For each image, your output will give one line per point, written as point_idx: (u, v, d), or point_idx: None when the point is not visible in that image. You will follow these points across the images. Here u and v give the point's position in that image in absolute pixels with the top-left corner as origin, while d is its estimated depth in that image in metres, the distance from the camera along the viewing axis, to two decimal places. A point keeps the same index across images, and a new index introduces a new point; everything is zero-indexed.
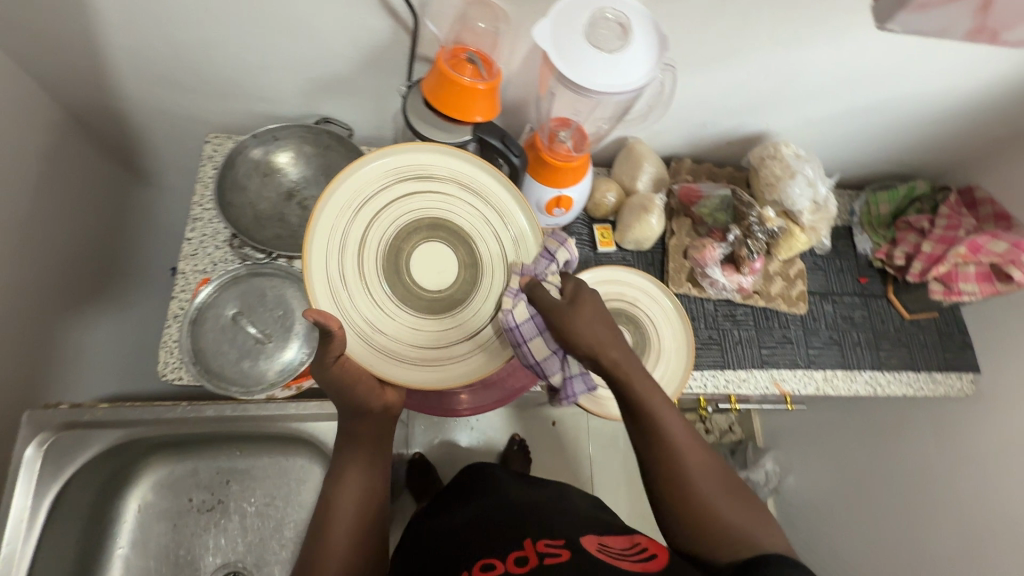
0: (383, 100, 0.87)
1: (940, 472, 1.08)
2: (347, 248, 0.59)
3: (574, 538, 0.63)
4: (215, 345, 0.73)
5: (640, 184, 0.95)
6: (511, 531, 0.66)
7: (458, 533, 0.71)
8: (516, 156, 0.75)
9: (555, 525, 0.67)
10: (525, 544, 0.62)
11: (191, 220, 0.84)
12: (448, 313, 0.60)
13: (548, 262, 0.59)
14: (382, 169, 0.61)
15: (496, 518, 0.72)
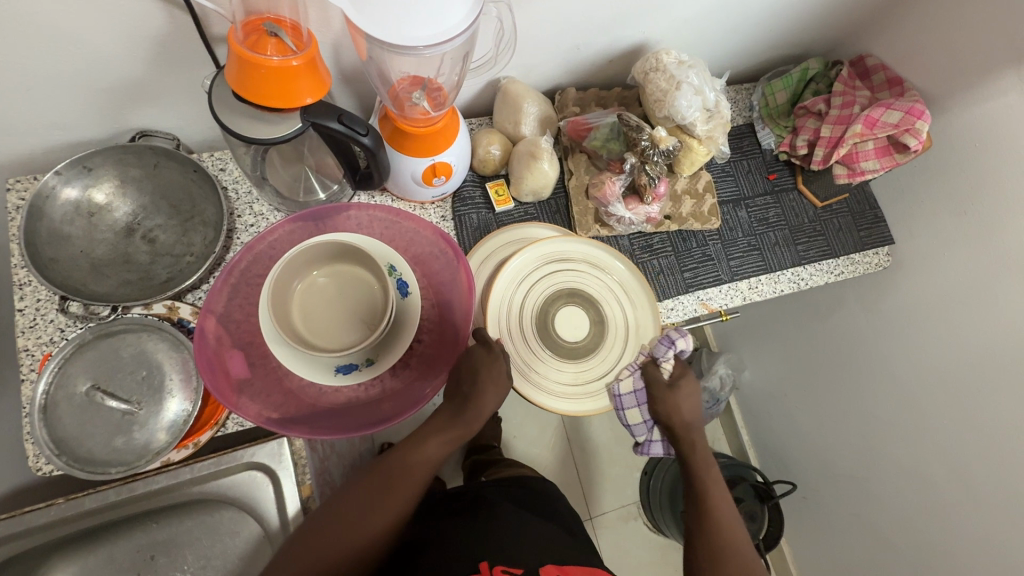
0: (203, 97, 0.74)
1: (874, 344, 1.11)
2: (524, 305, 0.83)
3: (533, 564, 0.61)
4: (76, 429, 0.64)
5: (524, 128, 0.87)
6: (468, 547, 0.64)
7: (411, 555, 0.67)
8: (364, 136, 0.65)
9: (516, 542, 0.64)
10: (481, 567, 0.60)
11: (16, 288, 0.71)
12: (582, 363, 0.83)
13: (668, 348, 0.78)
14: (534, 252, 0.84)
15: (450, 530, 0.68)
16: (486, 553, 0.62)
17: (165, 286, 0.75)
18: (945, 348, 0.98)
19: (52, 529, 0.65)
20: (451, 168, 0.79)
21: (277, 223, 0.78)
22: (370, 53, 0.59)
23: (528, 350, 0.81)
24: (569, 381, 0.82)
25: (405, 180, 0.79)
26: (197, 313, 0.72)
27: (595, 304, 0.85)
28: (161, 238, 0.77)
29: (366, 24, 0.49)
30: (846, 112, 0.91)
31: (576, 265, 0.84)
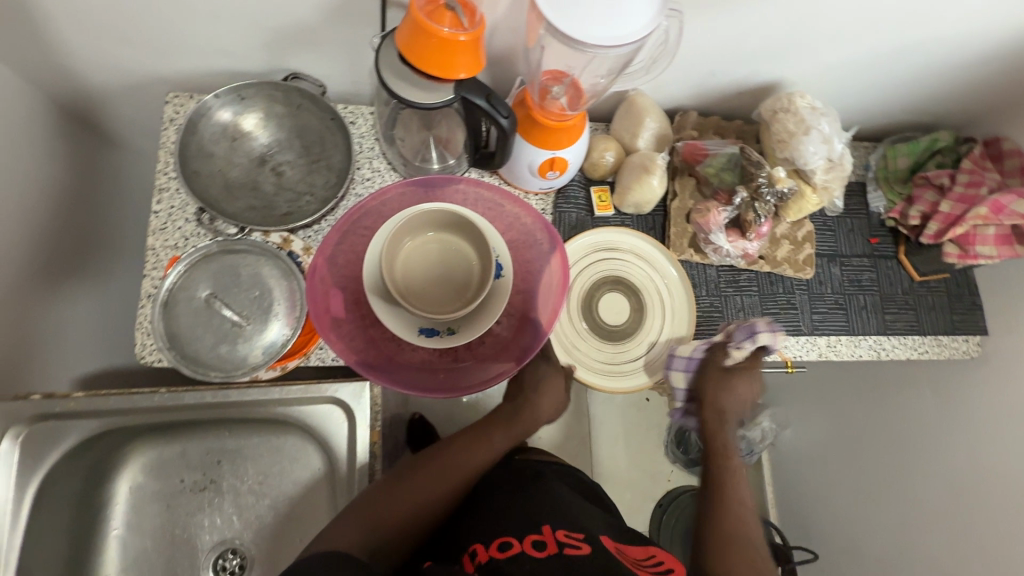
0: (357, 52, 0.79)
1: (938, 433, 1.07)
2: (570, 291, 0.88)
3: (592, 532, 0.64)
4: (189, 329, 0.70)
5: (641, 141, 0.88)
6: (530, 510, 0.67)
7: (469, 513, 0.71)
8: (504, 117, 0.68)
9: (571, 509, 0.68)
10: (543, 530, 0.63)
11: (157, 191, 0.78)
12: (621, 345, 0.88)
13: (747, 339, 0.80)
14: (583, 244, 0.89)
15: (504, 493, 0.72)
16: (546, 519, 0.65)
17: (282, 218, 0.81)
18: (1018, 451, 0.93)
19: (147, 415, 0.70)
20: (568, 165, 0.81)
21: (391, 184, 0.82)
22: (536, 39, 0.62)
23: (569, 331, 0.87)
24: (606, 360, 0.87)
25: (521, 168, 0.82)
26: (306, 250, 0.77)
27: (637, 292, 0.89)
28: (287, 173, 0.83)
29: (555, 19, 0.52)
30: (972, 192, 0.88)
31: (622, 256, 0.89)
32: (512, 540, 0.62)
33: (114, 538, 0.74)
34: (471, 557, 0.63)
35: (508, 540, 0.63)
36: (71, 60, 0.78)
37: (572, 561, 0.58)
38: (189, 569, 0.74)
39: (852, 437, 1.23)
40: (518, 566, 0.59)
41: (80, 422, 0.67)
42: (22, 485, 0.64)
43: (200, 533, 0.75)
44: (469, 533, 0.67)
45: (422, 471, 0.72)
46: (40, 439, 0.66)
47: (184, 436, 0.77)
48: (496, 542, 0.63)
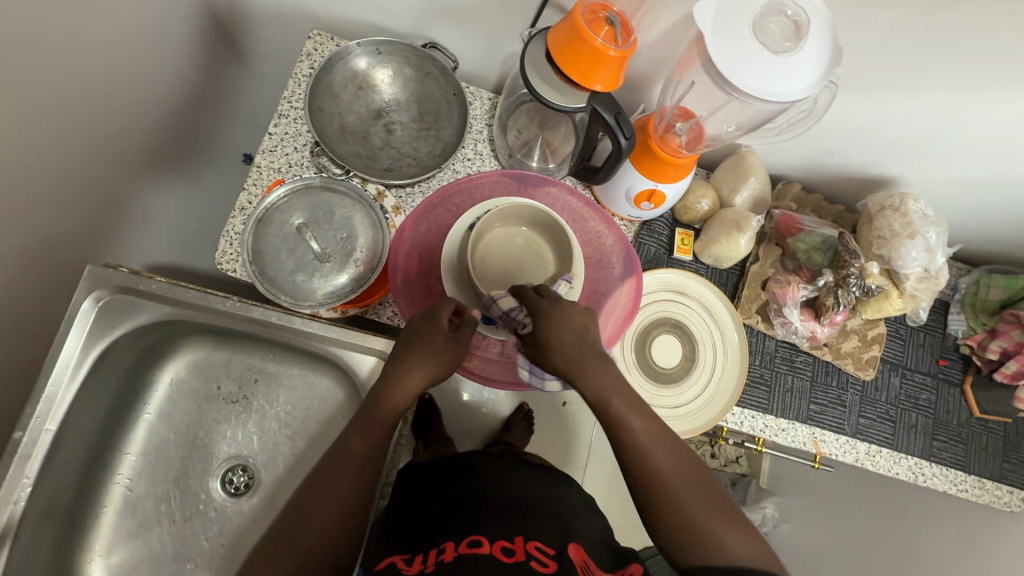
0: (498, 39, 0.81)
1: None
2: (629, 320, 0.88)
3: (565, 543, 0.62)
4: (273, 251, 0.73)
5: (738, 198, 0.88)
6: (510, 515, 0.65)
7: (433, 514, 0.68)
8: (625, 138, 0.70)
9: (547, 517, 0.66)
10: (516, 538, 0.61)
11: (278, 115, 0.82)
12: (663, 389, 0.85)
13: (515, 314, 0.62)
14: (655, 279, 0.89)
15: (477, 495, 0.70)
16: (525, 528, 0.63)
17: (382, 173, 0.83)
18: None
19: (217, 317, 0.72)
20: (664, 200, 0.81)
21: (489, 171, 0.83)
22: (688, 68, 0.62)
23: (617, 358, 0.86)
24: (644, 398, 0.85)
25: (618, 192, 0.83)
26: (396, 209, 0.80)
27: (693, 342, 0.87)
28: (397, 132, 0.85)
29: (719, 58, 0.53)
30: None
31: (689, 303, 0.88)
32: (482, 540, 0.61)
33: (144, 421, 0.77)
34: (427, 555, 0.60)
35: (478, 539, 0.61)
36: None
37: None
38: (199, 471, 0.77)
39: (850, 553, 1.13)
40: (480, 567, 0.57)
41: (158, 304, 0.71)
42: (88, 345, 0.68)
43: (219, 442, 0.78)
44: (425, 534, 0.64)
45: (324, 479, 0.61)
46: (115, 309, 0.69)
47: (234, 347, 0.80)
48: (465, 539, 0.61)
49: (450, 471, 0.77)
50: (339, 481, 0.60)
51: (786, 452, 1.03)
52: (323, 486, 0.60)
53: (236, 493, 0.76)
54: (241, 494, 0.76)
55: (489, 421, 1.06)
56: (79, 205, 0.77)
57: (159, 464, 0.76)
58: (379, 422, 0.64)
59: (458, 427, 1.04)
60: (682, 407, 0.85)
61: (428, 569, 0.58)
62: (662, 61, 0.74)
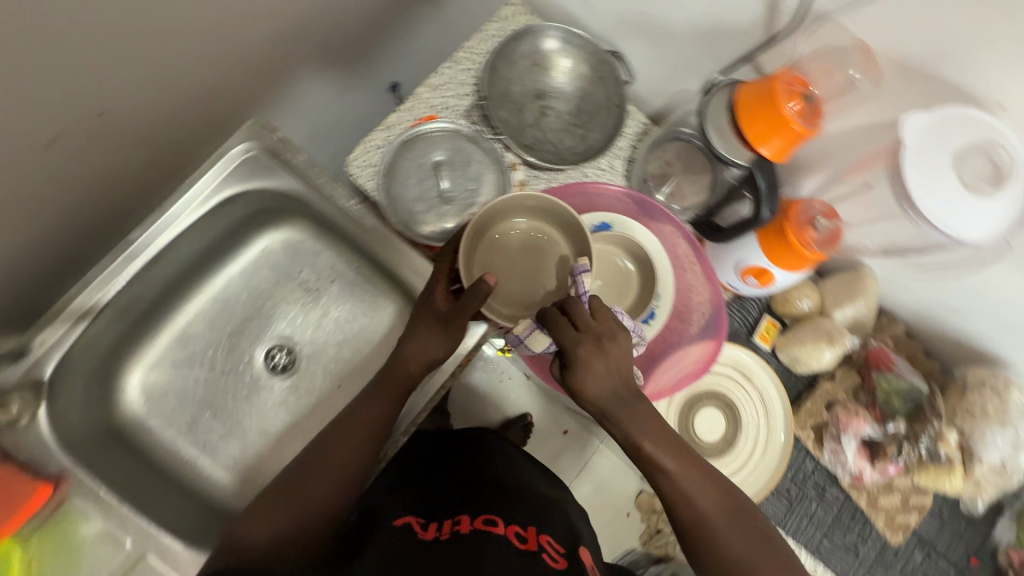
0: (680, 73, 0.83)
1: None
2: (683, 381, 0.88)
3: (572, 546, 0.63)
4: (406, 174, 0.77)
5: (839, 313, 0.85)
6: (518, 505, 0.67)
7: (446, 488, 0.70)
8: (768, 210, 0.71)
9: (557, 517, 0.67)
10: (528, 527, 0.62)
11: (454, 60, 0.86)
12: None
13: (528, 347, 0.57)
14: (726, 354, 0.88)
15: (494, 478, 0.71)
16: (535, 520, 0.64)
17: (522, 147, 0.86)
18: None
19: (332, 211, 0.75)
20: (771, 283, 0.81)
21: (612, 184, 0.85)
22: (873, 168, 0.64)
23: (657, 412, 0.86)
24: None
25: (729, 258, 0.83)
26: (521, 184, 0.83)
27: (737, 428, 0.86)
28: (549, 118, 0.88)
29: (911, 178, 0.57)
30: None
31: (749, 390, 0.87)
32: (497, 521, 0.62)
33: (226, 273, 0.82)
34: (444, 525, 0.62)
35: (493, 519, 0.62)
36: None
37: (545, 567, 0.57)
38: (251, 336, 0.81)
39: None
40: (495, 547, 0.58)
41: (288, 176, 0.73)
42: (220, 187, 0.71)
43: (279, 318, 0.82)
44: (442, 505, 0.66)
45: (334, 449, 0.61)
46: (258, 166, 0.72)
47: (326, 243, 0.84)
48: (480, 516, 0.63)
49: (461, 450, 0.78)
50: (343, 455, 0.61)
51: None
52: (327, 455, 0.60)
53: (273, 369, 0.80)
54: (277, 373, 0.80)
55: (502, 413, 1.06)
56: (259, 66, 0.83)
57: (223, 314, 0.81)
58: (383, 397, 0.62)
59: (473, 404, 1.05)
60: None
61: (443, 537, 0.60)
62: (831, 155, 0.72)
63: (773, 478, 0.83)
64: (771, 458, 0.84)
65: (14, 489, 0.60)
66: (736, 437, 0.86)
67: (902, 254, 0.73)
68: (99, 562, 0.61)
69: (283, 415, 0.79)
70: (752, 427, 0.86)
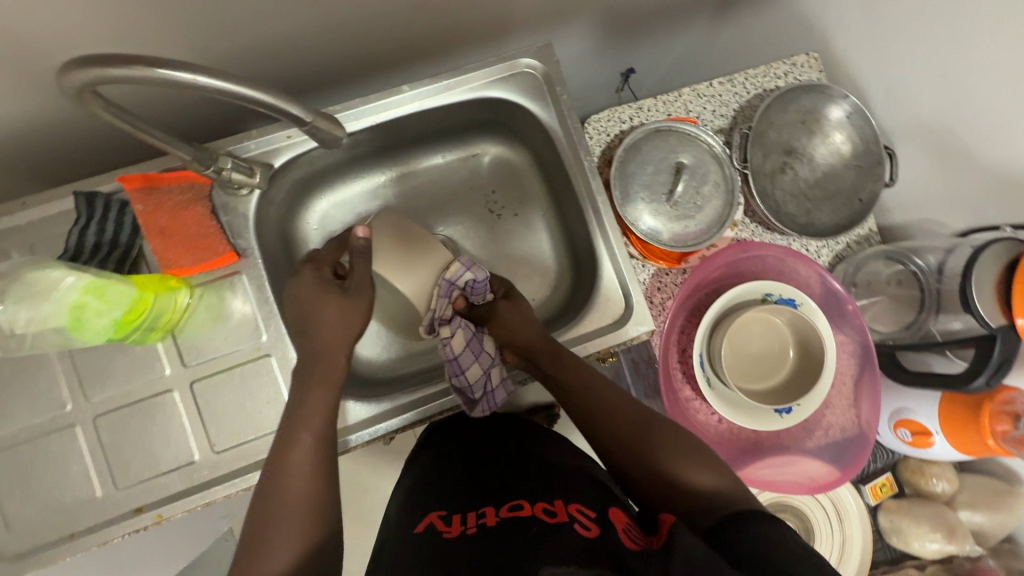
0: (944, 204, 0.79)
1: None
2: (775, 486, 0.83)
3: (606, 510, 0.62)
4: (645, 160, 0.77)
5: (967, 515, 0.79)
6: (556, 486, 0.67)
7: (477, 479, 0.73)
8: (986, 381, 0.67)
9: (592, 488, 0.67)
10: (557, 501, 0.63)
11: (732, 80, 0.85)
12: None
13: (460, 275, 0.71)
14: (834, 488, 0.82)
15: (531, 462, 0.73)
16: (570, 496, 0.64)
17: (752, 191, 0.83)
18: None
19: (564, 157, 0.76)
20: (925, 445, 0.77)
21: (815, 263, 0.81)
22: None
23: None
24: None
25: (891, 401, 0.80)
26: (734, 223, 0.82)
27: None
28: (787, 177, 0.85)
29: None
30: None
31: (834, 531, 0.82)
32: (525, 505, 0.63)
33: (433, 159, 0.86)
34: (467, 517, 0.64)
35: (519, 504, 0.64)
36: None
37: (577, 532, 0.56)
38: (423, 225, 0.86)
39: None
40: (519, 524, 0.59)
41: (550, 107, 0.74)
42: (488, 87, 0.74)
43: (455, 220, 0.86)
44: (465, 500, 0.69)
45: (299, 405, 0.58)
46: (526, 84, 0.74)
47: (528, 181, 0.87)
48: (507, 504, 0.64)
49: (509, 436, 0.81)
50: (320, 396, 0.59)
51: None
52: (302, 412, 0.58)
53: None
54: None
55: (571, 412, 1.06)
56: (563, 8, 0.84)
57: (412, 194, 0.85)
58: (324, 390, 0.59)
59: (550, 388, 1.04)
60: None
61: (468, 530, 0.61)
62: None
63: None
64: None
65: (213, 244, 0.65)
66: None
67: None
68: (239, 339, 0.66)
69: None
70: None
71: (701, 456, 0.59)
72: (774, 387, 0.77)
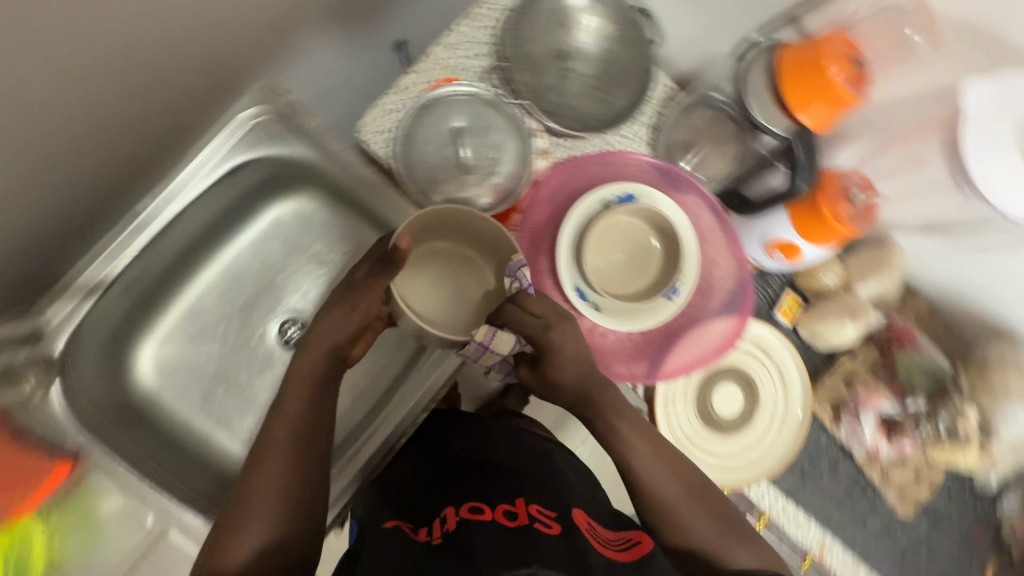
0: (715, 32, 0.79)
1: None
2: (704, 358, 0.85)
3: (566, 509, 0.66)
4: (423, 142, 0.73)
5: (864, 290, 0.84)
6: (512, 483, 0.69)
7: (431, 477, 0.73)
8: (800, 185, 0.72)
9: (546, 483, 0.70)
10: (518, 501, 0.65)
11: (472, 15, 0.80)
12: (706, 431, 0.84)
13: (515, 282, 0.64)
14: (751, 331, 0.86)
15: (484, 457, 0.73)
16: (528, 494, 0.67)
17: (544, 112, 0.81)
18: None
19: (348, 178, 0.73)
20: (798, 257, 0.78)
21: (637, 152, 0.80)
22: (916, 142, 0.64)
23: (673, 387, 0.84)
24: (685, 432, 0.83)
25: (756, 234, 0.81)
26: (543, 153, 0.79)
27: (754, 403, 0.85)
28: (573, 81, 0.83)
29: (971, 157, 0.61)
30: None
31: (768, 366, 0.85)
32: (484, 506, 0.65)
33: (236, 243, 0.79)
34: (433, 526, 0.65)
35: (479, 505, 0.65)
36: None
37: (542, 534, 0.59)
38: (263, 310, 0.79)
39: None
40: (484, 530, 0.60)
41: (302, 143, 0.71)
42: (230, 151, 0.69)
43: (292, 292, 0.80)
44: (427, 509, 0.69)
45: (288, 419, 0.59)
46: (267, 130, 0.69)
47: (340, 214, 0.80)
48: (466, 506, 0.66)
49: (452, 421, 0.80)
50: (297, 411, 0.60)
51: None
52: (280, 428, 0.59)
53: (286, 344, 0.78)
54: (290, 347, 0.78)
55: None
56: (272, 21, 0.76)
57: (234, 286, 0.79)
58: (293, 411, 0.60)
59: None
60: (716, 456, 0.83)
61: (436, 541, 0.63)
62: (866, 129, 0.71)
63: (787, 448, 0.83)
64: (786, 425, 0.84)
65: (38, 465, 0.63)
66: (754, 410, 0.84)
67: (947, 231, 0.73)
68: (123, 537, 0.63)
69: None
70: (767, 401, 0.85)
71: (723, 522, 0.61)
72: (646, 285, 0.76)
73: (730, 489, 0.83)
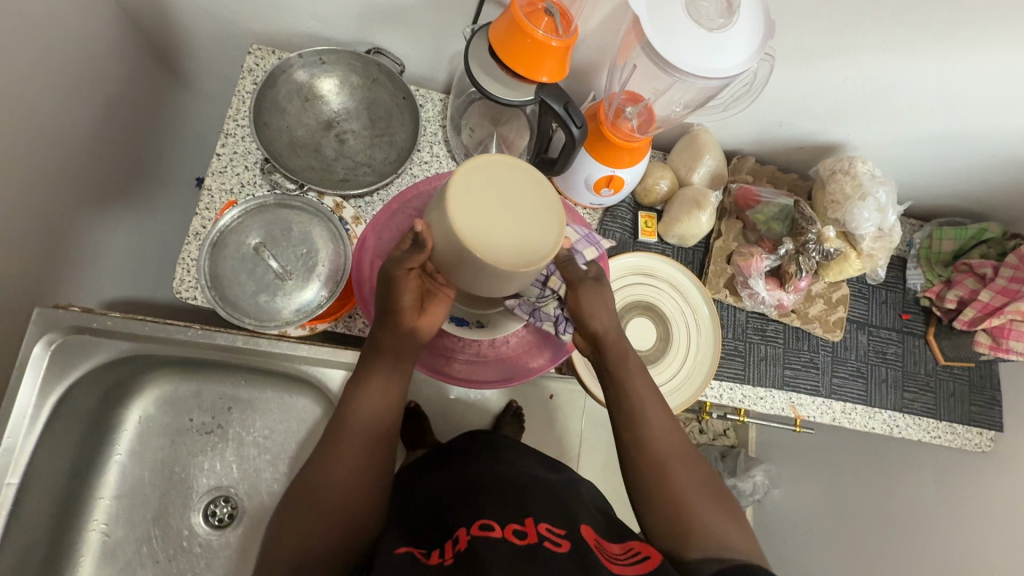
0: (442, 38, 0.81)
1: (925, 518, 0.98)
2: None
3: (574, 524, 0.56)
4: (233, 274, 0.72)
5: (696, 176, 0.88)
6: (515, 499, 0.59)
7: (439, 505, 0.61)
8: (577, 127, 0.68)
9: (547, 499, 0.60)
10: (526, 520, 0.54)
11: (224, 135, 0.79)
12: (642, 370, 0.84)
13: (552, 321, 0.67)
14: (624, 265, 0.87)
15: (494, 479, 0.63)
16: (533, 511, 0.56)
17: (337, 183, 0.82)
18: (999, 546, 0.87)
19: (180, 347, 0.71)
20: (623, 185, 0.80)
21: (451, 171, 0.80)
22: (633, 55, 0.68)
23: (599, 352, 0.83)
24: None
25: (577, 181, 0.81)
26: (356, 220, 0.79)
27: (665, 321, 0.87)
28: (350, 142, 0.83)
29: (658, 43, 0.56)
30: (1015, 285, 0.85)
31: (659, 283, 0.87)
32: (494, 524, 0.53)
33: (115, 463, 0.75)
34: (445, 549, 0.53)
35: (489, 523, 0.54)
36: (173, 8, 0.80)
37: (548, 555, 0.49)
38: (179, 508, 0.74)
39: (841, 508, 1.14)
40: (493, 553, 0.49)
41: (117, 340, 0.69)
42: (45, 391, 0.65)
43: (197, 475, 0.76)
44: (441, 527, 0.57)
45: (349, 443, 0.57)
46: (72, 349, 0.67)
47: (205, 376, 0.78)
48: (476, 523, 0.54)
49: (457, 459, 0.72)
50: (349, 450, 0.57)
51: (769, 418, 1.04)
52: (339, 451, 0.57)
53: (220, 525, 0.74)
54: (226, 525, 0.75)
55: (485, 419, 0.97)
56: (27, 249, 0.73)
57: (136, 506, 0.74)
58: (348, 443, 0.57)
59: (448, 431, 0.96)
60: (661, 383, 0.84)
61: (447, 564, 0.51)
62: (606, 47, 0.75)
63: (716, 341, 0.85)
64: (701, 320, 0.86)
65: None
66: (667, 328, 0.86)
67: (721, 106, 0.78)
68: None
69: (247, 562, 0.74)
70: (672, 315, 0.87)
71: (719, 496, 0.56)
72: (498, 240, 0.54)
73: (689, 402, 0.83)
